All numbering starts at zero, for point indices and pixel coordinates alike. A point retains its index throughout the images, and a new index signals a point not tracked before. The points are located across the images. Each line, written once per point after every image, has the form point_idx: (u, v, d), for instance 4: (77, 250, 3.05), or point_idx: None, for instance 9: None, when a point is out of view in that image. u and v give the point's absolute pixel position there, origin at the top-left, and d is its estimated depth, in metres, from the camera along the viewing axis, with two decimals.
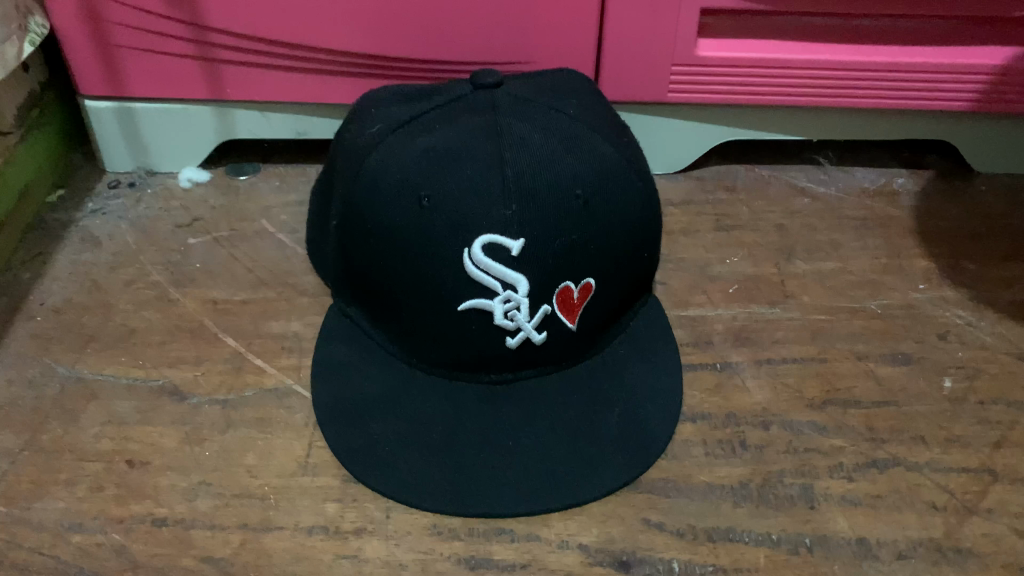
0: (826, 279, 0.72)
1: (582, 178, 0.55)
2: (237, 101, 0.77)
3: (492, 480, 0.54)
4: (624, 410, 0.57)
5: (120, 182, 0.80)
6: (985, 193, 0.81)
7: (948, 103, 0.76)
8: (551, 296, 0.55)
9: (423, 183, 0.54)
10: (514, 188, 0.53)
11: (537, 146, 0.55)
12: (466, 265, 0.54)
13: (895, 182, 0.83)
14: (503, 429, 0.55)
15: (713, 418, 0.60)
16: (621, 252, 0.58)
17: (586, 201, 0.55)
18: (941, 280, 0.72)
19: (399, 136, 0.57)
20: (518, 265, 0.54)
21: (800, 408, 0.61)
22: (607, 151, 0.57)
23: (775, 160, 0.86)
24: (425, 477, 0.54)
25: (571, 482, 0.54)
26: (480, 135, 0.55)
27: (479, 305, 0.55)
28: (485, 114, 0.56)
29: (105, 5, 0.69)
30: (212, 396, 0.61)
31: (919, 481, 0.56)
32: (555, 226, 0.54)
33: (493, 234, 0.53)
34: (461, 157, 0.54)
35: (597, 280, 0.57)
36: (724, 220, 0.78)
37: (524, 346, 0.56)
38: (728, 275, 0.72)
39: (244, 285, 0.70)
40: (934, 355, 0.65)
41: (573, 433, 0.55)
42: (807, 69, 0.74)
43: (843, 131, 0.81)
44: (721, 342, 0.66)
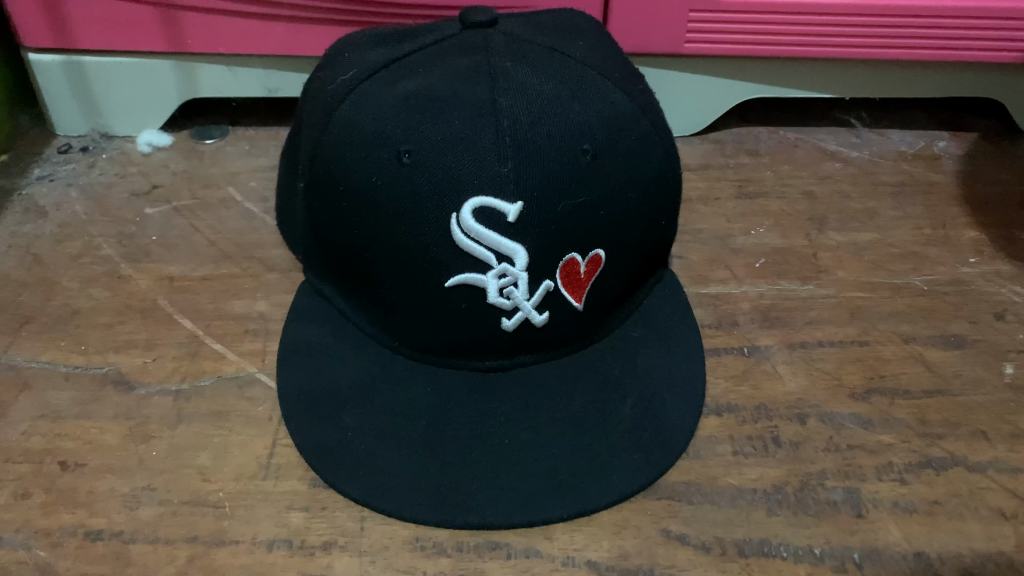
0: (863, 251, 0.64)
1: (590, 129, 0.47)
2: (200, 54, 0.68)
3: (485, 484, 0.46)
4: (638, 400, 0.49)
5: (71, 146, 0.72)
6: None
7: (999, 54, 0.68)
8: (554, 270, 0.47)
9: (404, 135, 0.46)
10: (510, 141, 0.45)
11: (537, 92, 0.46)
12: (453, 234, 0.46)
13: (935, 146, 0.74)
14: (498, 423, 0.47)
15: (740, 410, 0.52)
16: (635, 217, 0.50)
17: (594, 157, 0.47)
18: (994, 253, 0.63)
19: (376, 81, 0.48)
20: (515, 233, 0.45)
21: (840, 398, 0.53)
22: (618, 100, 0.49)
23: (801, 121, 0.77)
24: (407, 480, 0.46)
25: (578, 487, 0.46)
26: (471, 79, 0.47)
27: (470, 281, 0.46)
28: (476, 55, 0.48)
29: None
30: (162, 385, 0.53)
31: (983, 484, 0.48)
32: (558, 186, 0.46)
33: (484, 197, 0.45)
34: (449, 104, 0.46)
35: (606, 252, 0.49)
36: (747, 186, 0.70)
37: (523, 328, 0.48)
38: (754, 247, 0.64)
39: (205, 260, 0.62)
40: (991, 337, 0.57)
41: (580, 428, 0.48)
42: (840, 15, 0.65)
43: (879, 88, 0.73)
44: (747, 324, 0.57)
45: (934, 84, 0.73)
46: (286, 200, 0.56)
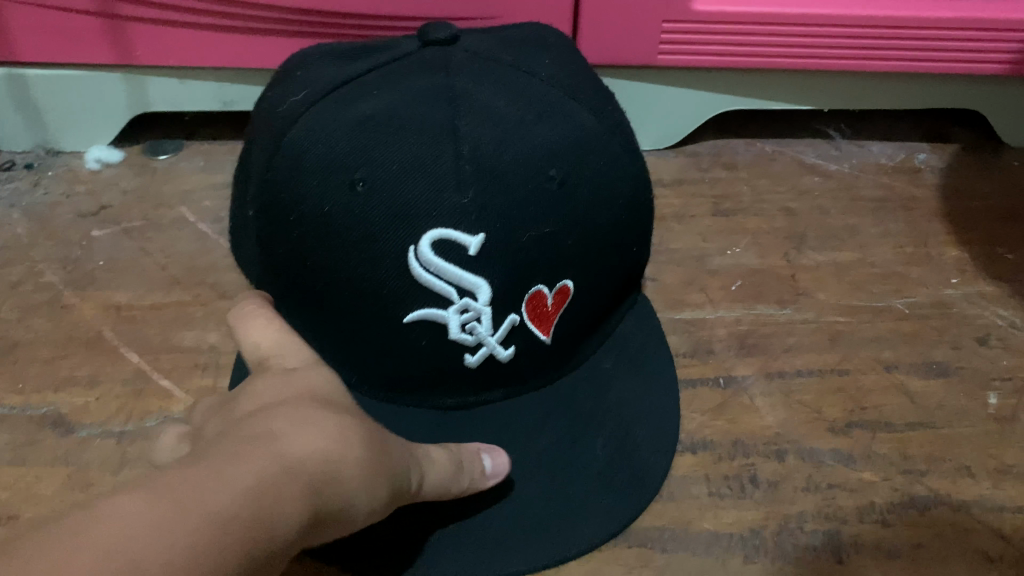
0: (844, 272, 0.61)
1: (557, 154, 0.44)
2: (149, 67, 0.65)
3: (445, 534, 0.44)
4: (610, 438, 0.47)
5: (15, 163, 0.68)
6: (1019, 168, 0.71)
7: (980, 65, 0.66)
8: (519, 303, 0.44)
9: (357, 161, 0.42)
10: (471, 167, 0.42)
11: (501, 115, 0.44)
12: (411, 267, 0.42)
13: (916, 158, 0.72)
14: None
15: (716, 447, 0.50)
16: (605, 244, 0.47)
17: (561, 183, 0.44)
18: (977, 272, 0.61)
19: (328, 102, 0.45)
20: (477, 266, 0.42)
21: (820, 432, 0.50)
22: (585, 121, 0.46)
23: (779, 132, 0.75)
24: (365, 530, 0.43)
25: (546, 536, 0.44)
26: (430, 102, 0.43)
27: (429, 316, 0.43)
28: (435, 76, 0.45)
29: None
30: (105, 427, 0.50)
31: (969, 525, 0.46)
32: (524, 215, 0.43)
33: (443, 229, 0.41)
34: (407, 128, 0.42)
35: (575, 282, 0.46)
36: (723, 202, 0.67)
37: (488, 364, 0.45)
38: (730, 268, 0.61)
39: (155, 286, 0.59)
40: (975, 364, 0.55)
41: (546, 472, 0.45)
42: (819, 26, 0.63)
43: (859, 99, 0.71)
44: (724, 351, 0.55)
45: (914, 96, 0.71)
46: (234, 226, 0.51)
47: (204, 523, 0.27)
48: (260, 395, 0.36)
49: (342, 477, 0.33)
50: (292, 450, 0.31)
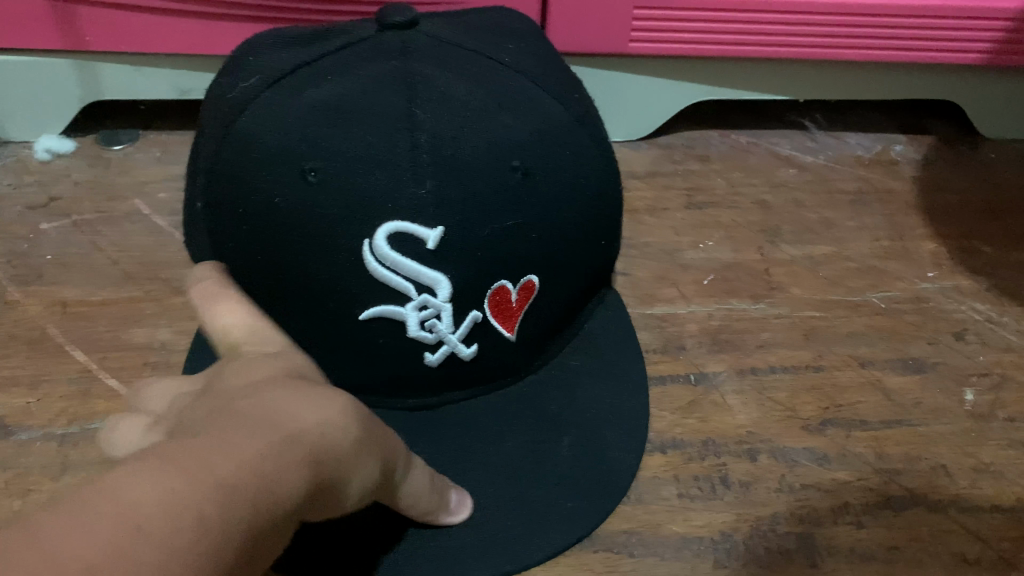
0: (819, 266, 0.60)
1: (521, 144, 0.41)
2: (101, 53, 0.62)
3: (404, 541, 0.41)
4: (577, 438, 0.45)
5: None
6: (996, 161, 0.70)
7: (958, 55, 0.64)
8: (481, 299, 0.41)
9: (308, 149, 0.39)
10: (428, 157, 0.39)
11: (463, 101, 0.40)
12: (365, 262, 0.39)
13: (893, 150, 0.71)
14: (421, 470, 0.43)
15: (687, 447, 0.48)
16: (572, 240, 0.44)
17: (526, 174, 0.41)
18: (953, 267, 0.60)
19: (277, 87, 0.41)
20: (436, 261, 0.40)
21: (794, 431, 0.49)
22: (552, 110, 0.43)
23: (754, 123, 0.74)
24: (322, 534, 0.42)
25: (507, 544, 0.42)
26: (386, 86, 0.40)
27: (387, 314, 0.40)
28: (392, 58, 0.41)
29: None
30: (47, 429, 0.47)
31: (946, 527, 0.45)
32: (484, 209, 0.40)
33: (399, 221, 0.39)
34: (361, 114, 0.39)
35: (540, 277, 0.43)
36: (697, 195, 0.66)
37: (449, 363, 0.43)
38: (703, 262, 0.60)
39: (105, 282, 0.56)
40: (952, 360, 0.53)
41: (512, 474, 0.43)
42: (794, 13, 0.61)
43: (835, 89, 0.69)
44: (696, 348, 0.53)
45: (890, 87, 0.69)
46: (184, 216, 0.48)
47: (225, 509, 0.22)
48: (245, 370, 0.30)
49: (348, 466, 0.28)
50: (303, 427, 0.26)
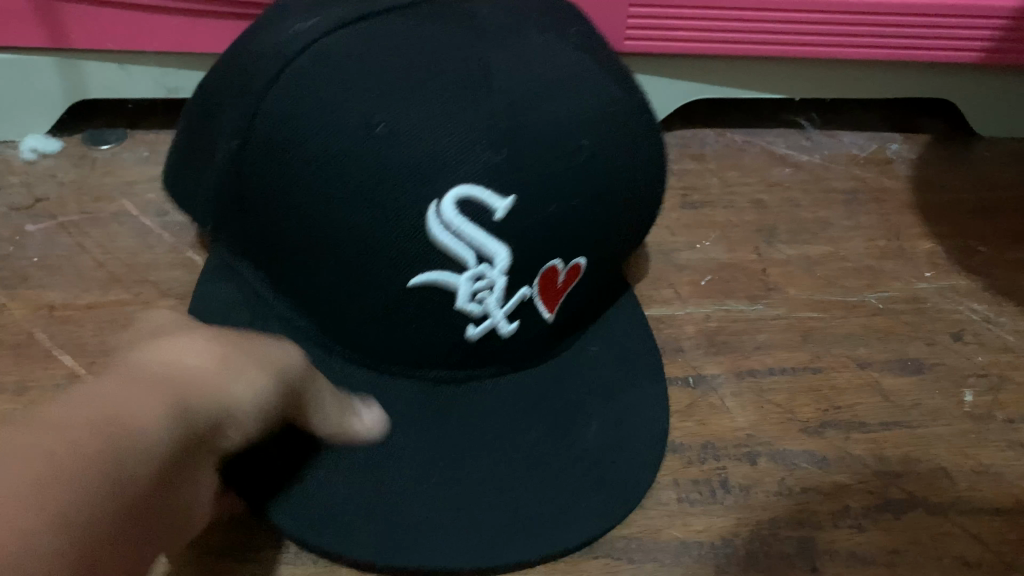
0: (815, 266, 0.59)
1: (588, 123, 0.40)
2: (86, 51, 0.61)
3: (436, 521, 0.39)
4: (603, 423, 0.44)
5: None
6: (990, 160, 0.70)
7: (954, 54, 0.64)
8: (534, 275, 0.40)
9: (377, 105, 0.37)
10: (503, 123, 0.37)
11: (536, 74, 0.39)
12: (427, 224, 0.37)
13: (888, 149, 0.71)
14: (444, 454, 0.41)
15: (685, 450, 0.47)
16: (619, 228, 0.43)
17: (589, 154, 0.40)
18: (950, 266, 0.60)
19: (341, 39, 0.39)
20: (503, 230, 0.38)
21: (792, 434, 0.48)
22: (615, 96, 0.42)
23: (748, 122, 0.73)
24: (336, 528, 0.39)
25: (543, 527, 0.40)
26: (460, 51, 0.39)
27: (440, 284, 0.38)
28: (463, 25, 0.40)
29: None
30: None
31: (946, 530, 0.44)
32: (551, 182, 0.39)
33: (469, 185, 0.37)
34: (435, 76, 0.38)
35: (586, 261, 0.42)
36: (692, 194, 0.65)
37: (490, 340, 0.41)
38: (699, 262, 0.59)
39: (91, 285, 0.55)
40: (949, 360, 0.53)
41: (540, 459, 0.41)
42: (790, 11, 0.61)
43: (830, 87, 0.69)
44: (693, 350, 0.53)
45: (884, 85, 0.69)
46: (185, 171, 0.44)
47: (73, 464, 0.22)
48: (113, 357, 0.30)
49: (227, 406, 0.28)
50: (157, 377, 0.27)
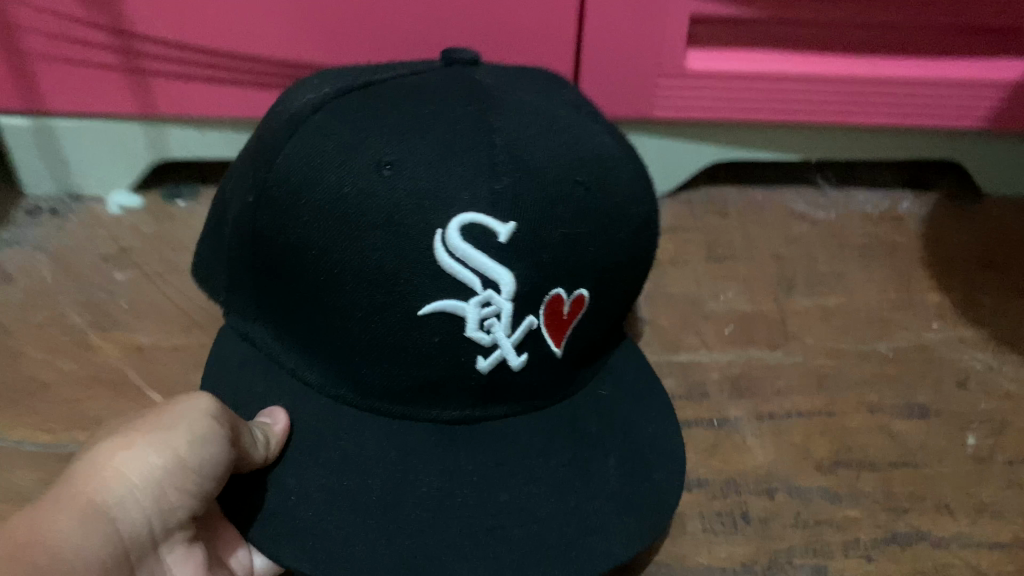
0: (830, 316, 0.65)
1: (581, 163, 0.44)
2: (171, 117, 0.69)
3: (461, 550, 0.42)
4: (619, 461, 0.47)
5: (39, 208, 0.72)
6: (997, 217, 0.75)
7: (961, 120, 0.70)
8: (538, 305, 0.43)
9: (384, 144, 0.42)
10: (503, 157, 0.42)
11: (528, 121, 0.44)
12: (435, 253, 0.41)
13: (900, 206, 0.76)
14: (464, 488, 0.43)
15: (710, 485, 0.52)
16: (621, 265, 0.47)
17: (586, 190, 0.44)
18: (957, 317, 0.65)
19: (351, 97, 0.45)
20: (504, 255, 0.41)
21: (808, 471, 0.53)
22: (606, 143, 0.47)
23: (769, 180, 0.79)
24: (356, 551, 0.41)
25: (565, 554, 0.43)
26: (459, 104, 0.44)
27: (451, 310, 0.42)
28: (459, 87, 0.46)
29: (16, 10, 0.60)
30: None
31: (948, 562, 0.49)
32: (552, 214, 0.42)
33: (474, 213, 0.41)
34: (436, 120, 0.43)
35: (590, 293, 0.46)
36: (716, 248, 0.71)
37: (498, 371, 0.44)
38: (722, 312, 0.65)
39: (175, 329, 0.62)
40: (954, 406, 0.58)
41: (562, 489, 0.44)
42: (805, 83, 0.67)
43: (845, 150, 0.74)
44: (717, 394, 0.58)
45: (897, 147, 0.75)
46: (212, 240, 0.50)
47: None
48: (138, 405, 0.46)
49: (178, 459, 0.40)
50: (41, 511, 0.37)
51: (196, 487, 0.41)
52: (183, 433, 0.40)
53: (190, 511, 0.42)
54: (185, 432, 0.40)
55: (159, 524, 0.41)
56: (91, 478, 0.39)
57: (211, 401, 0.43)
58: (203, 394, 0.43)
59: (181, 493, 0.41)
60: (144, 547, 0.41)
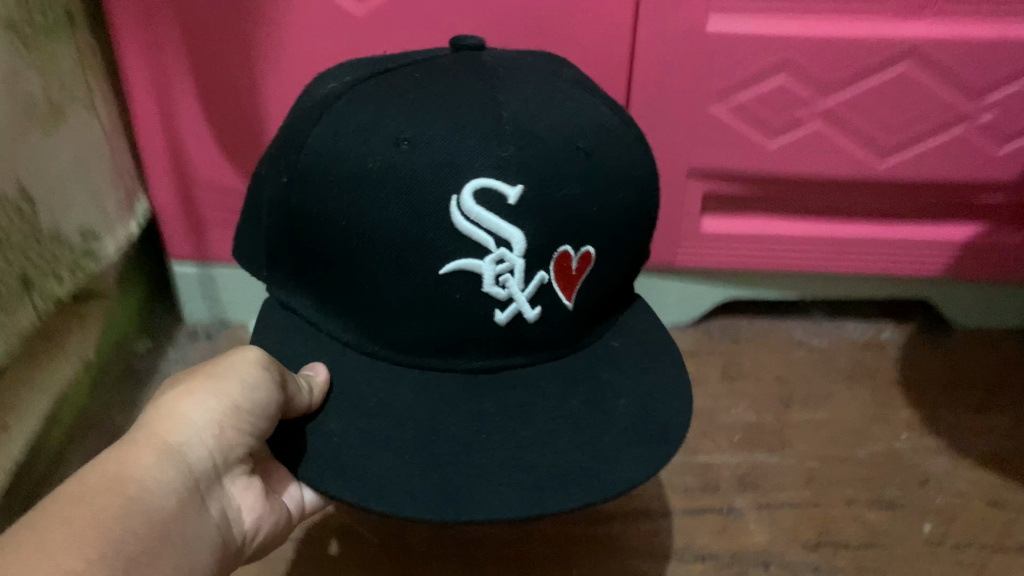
0: (820, 426, 0.81)
1: (582, 130, 0.52)
2: None
3: (491, 478, 0.49)
4: (631, 400, 0.55)
5: (197, 334, 0.93)
6: (960, 346, 0.92)
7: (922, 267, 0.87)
8: (548, 263, 0.51)
9: (403, 123, 0.49)
10: (509, 126, 0.49)
11: (530, 95, 0.52)
12: (451, 215, 0.48)
13: (881, 335, 0.93)
14: (487, 428, 0.51)
15: (719, 559, 0.68)
16: (623, 227, 0.55)
17: (587, 154, 0.51)
18: (923, 429, 0.81)
19: (374, 82, 0.52)
20: (514, 215, 0.49)
21: (795, 549, 0.69)
22: (605, 112, 0.55)
23: (772, 312, 0.97)
24: (399, 481, 0.49)
25: (583, 481, 0.50)
26: (466, 83, 0.51)
27: (468, 268, 0.50)
28: (469, 70, 0.53)
29: (202, 192, 0.83)
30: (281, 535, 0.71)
31: None
32: (556, 174, 0.50)
33: (486, 178, 0.48)
34: (447, 99, 0.50)
35: (596, 250, 0.53)
36: (729, 370, 0.88)
37: (515, 320, 0.52)
38: (733, 422, 0.82)
39: None
40: (916, 499, 0.73)
41: (578, 422, 0.53)
42: (795, 242, 0.86)
43: (833, 290, 0.92)
44: (727, 488, 0.74)
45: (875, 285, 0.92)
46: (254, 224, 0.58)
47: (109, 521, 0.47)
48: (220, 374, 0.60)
49: (228, 399, 0.52)
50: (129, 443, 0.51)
51: (251, 425, 0.53)
52: (236, 378, 0.52)
53: (245, 446, 0.55)
54: (237, 378, 0.52)
55: (219, 455, 0.53)
56: (167, 416, 0.52)
57: (256, 351, 0.54)
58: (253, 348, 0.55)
59: (237, 430, 0.53)
60: (211, 477, 0.53)
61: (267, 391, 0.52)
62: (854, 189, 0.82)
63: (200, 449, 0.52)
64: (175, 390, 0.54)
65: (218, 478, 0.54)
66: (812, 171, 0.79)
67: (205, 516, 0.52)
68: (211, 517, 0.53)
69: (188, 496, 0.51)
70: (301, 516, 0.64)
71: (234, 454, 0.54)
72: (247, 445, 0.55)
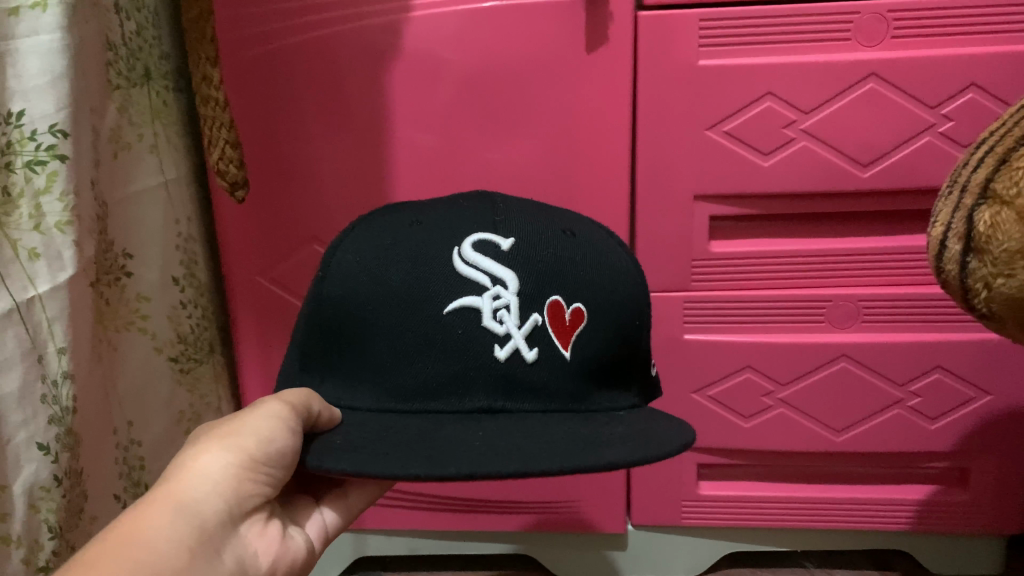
0: None
1: (566, 224, 0.62)
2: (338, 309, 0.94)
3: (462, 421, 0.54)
4: (627, 429, 0.57)
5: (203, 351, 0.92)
6: (980, 368, 0.90)
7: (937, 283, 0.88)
8: (541, 306, 0.56)
9: (422, 216, 0.61)
10: (504, 220, 0.59)
11: (519, 209, 0.62)
12: (453, 263, 0.56)
13: (913, 349, 0.90)
14: (461, 367, 0.55)
15: None
16: (592, 275, 0.60)
17: (571, 235, 0.61)
18: None
19: (395, 209, 0.64)
20: (507, 262, 0.56)
21: None
22: (581, 224, 0.65)
23: (798, 341, 0.91)
24: (385, 456, 0.51)
25: (549, 447, 0.52)
26: (477, 205, 0.62)
27: (466, 304, 0.55)
28: (482, 197, 0.64)
29: (268, 259, 0.92)
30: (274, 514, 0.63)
31: None
32: (545, 240, 0.59)
33: (482, 235, 0.57)
34: (459, 210, 0.61)
35: (586, 307, 0.58)
36: None
37: (514, 360, 0.55)
38: None
39: None
40: None
41: (576, 441, 0.54)
42: (801, 260, 0.89)
43: (852, 310, 0.90)
44: None
45: (906, 282, 0.89)
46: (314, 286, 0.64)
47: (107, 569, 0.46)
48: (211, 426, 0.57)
49: (247, 453, 0.54)
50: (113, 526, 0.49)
51: (265, 474, 0.56)
52: (256, 427, 0.54)
53: (259, 497, 0.56)
54: (256, 431, 0.54)
55: (228, 511, 0.54)
56: (185, 469, 0.53)
57: (273, 398, 0.55)
58: (275, 395, 0.56)
59: (251, 479, 0.55)
60: (227, 530, 0.54)
61: (285, 436, 0.54)
62: (850, 200, 0.86)
63: (213, 503, 0.53)
64: (193, 445, 0.55)
65: (233, 527, 0.55)
66: (798, 184, 0.85)
67: (221, 565, 0.53)
68: (227, 566, 0.54)
69: (204, 551, 0.51)
70: (326, 542, 0.69)
71: (251, 502, 0.56)
72: (261, 493, 0.56)
